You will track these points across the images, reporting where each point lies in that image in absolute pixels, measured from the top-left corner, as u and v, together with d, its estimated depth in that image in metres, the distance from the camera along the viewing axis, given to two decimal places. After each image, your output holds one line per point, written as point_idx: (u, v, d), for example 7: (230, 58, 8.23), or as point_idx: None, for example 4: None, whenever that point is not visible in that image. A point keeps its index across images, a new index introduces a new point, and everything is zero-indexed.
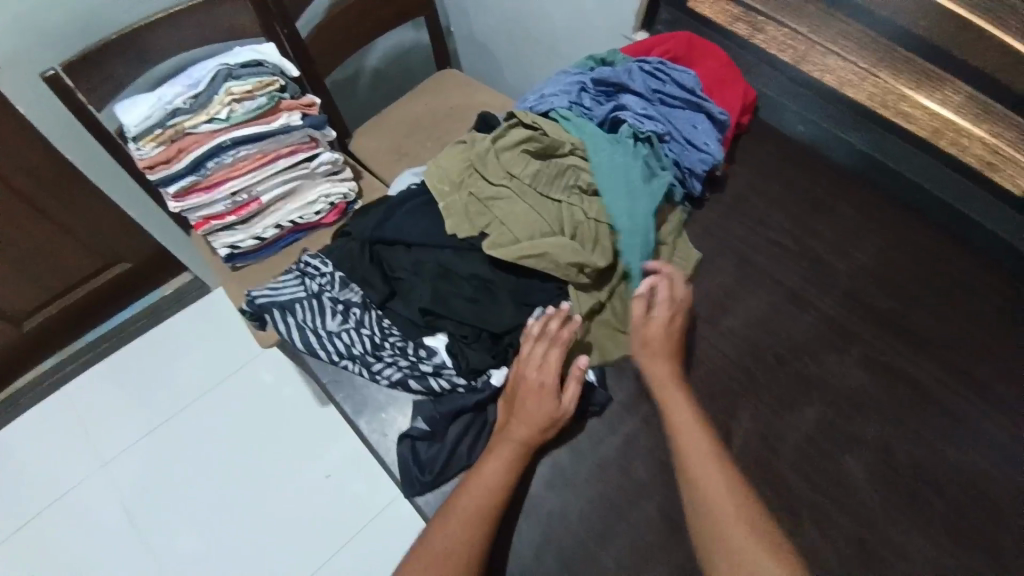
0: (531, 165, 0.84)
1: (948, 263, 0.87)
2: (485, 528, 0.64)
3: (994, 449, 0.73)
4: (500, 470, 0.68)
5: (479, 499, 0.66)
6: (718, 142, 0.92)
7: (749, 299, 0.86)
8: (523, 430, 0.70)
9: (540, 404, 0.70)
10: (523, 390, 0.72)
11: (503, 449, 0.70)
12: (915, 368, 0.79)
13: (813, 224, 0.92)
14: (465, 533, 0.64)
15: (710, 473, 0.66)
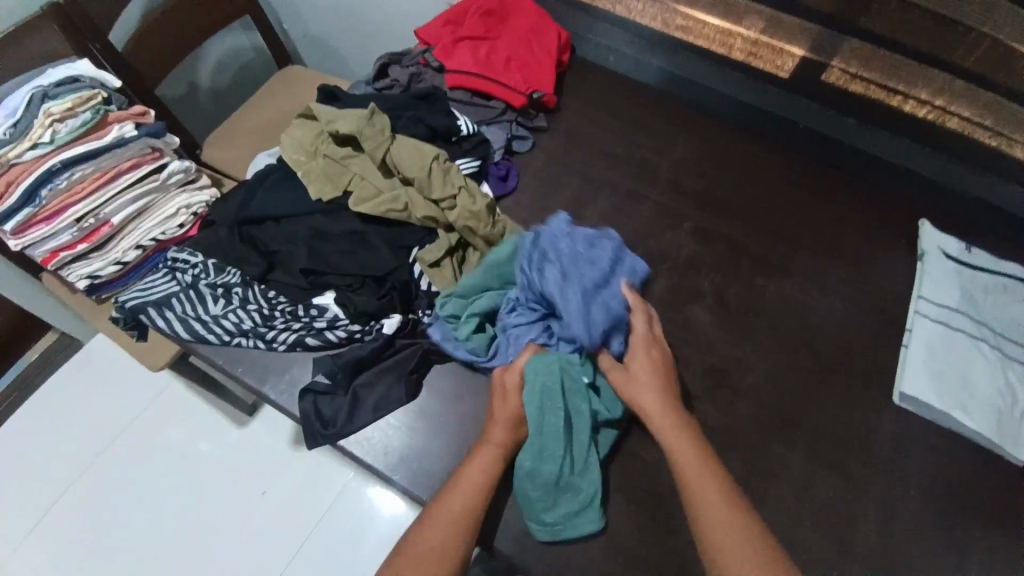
0: (382, 143, 0.87)
1: (742, 143, 1.06)
2: (466, 529, 0.62)
3: (796, 275, 0.92)
4: (483, 471, 0.66)
5: (464, 501, 0.64)
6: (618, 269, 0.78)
7: (596, 204, 0.99)
8: (501, 437, 0.68)
9: (517, 415, 0.69)
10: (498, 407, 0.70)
11: (486, 456, 0.67)
12: (732, 230, 0.96)
13: (635, 134, 1.07)
14: (444, 536, 0.61)
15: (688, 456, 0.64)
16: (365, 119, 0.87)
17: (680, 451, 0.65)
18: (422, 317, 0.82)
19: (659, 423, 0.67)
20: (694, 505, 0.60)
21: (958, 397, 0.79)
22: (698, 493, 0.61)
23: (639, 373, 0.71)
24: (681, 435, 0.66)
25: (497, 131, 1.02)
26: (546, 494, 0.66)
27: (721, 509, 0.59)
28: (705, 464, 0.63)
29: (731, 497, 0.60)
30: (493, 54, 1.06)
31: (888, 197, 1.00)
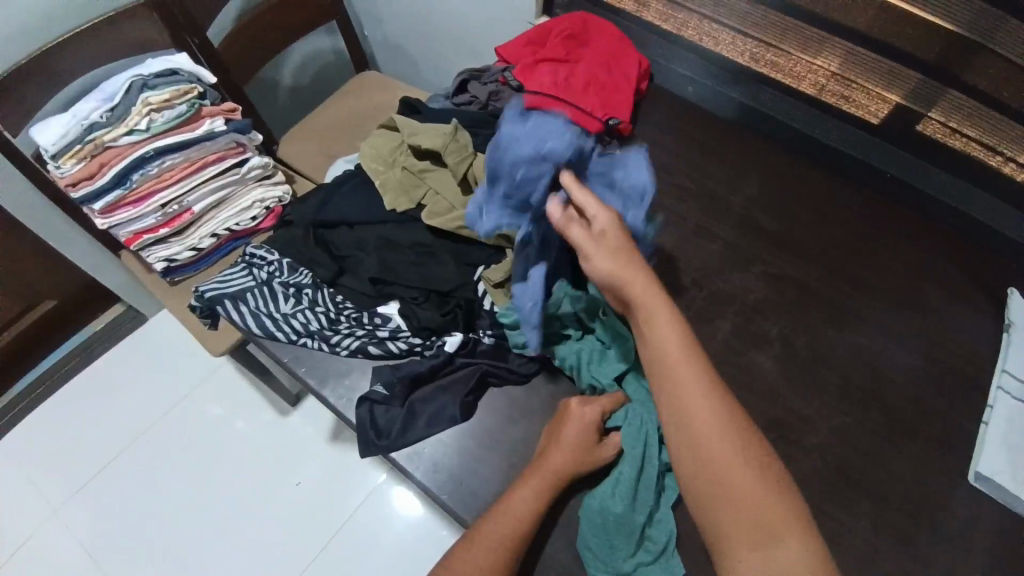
0: (464, 160, 0.86)
1: (821, 186, 1.02)
2: (506, 556, 0.61)
3: (872, 330, 0.86)
4: (529, 497, 0.65)
5: (507, 530, 0.63)
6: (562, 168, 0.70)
7: (663, 236, 0.96)
8: (560, 466, 0.66)
9: (582, 445, 0.67)
10: (569, 432, 0.68)
11: (538, 483, 0.66)
12: (805, 275, 0.92)
13: (709, 169, 1.04)
14: (485, 558, 0.61)
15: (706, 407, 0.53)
16: (451, 135, 0.87)
17: (658, 342, 0.57)
18: (481, 337, 0.81)
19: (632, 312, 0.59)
20: (675, 402, 0.54)
21: None
22: (677, 385, 0.54)
23: (611, 253, 0.62)
24: (653, 318, 0.58)
25: None
26: (628, 542, 0.65)
27: (700, 397, 0.53)
28: (684, 359, 0.55)
29: (716, 395, 0.54)
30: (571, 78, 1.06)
31: (978, 259, 0.93)
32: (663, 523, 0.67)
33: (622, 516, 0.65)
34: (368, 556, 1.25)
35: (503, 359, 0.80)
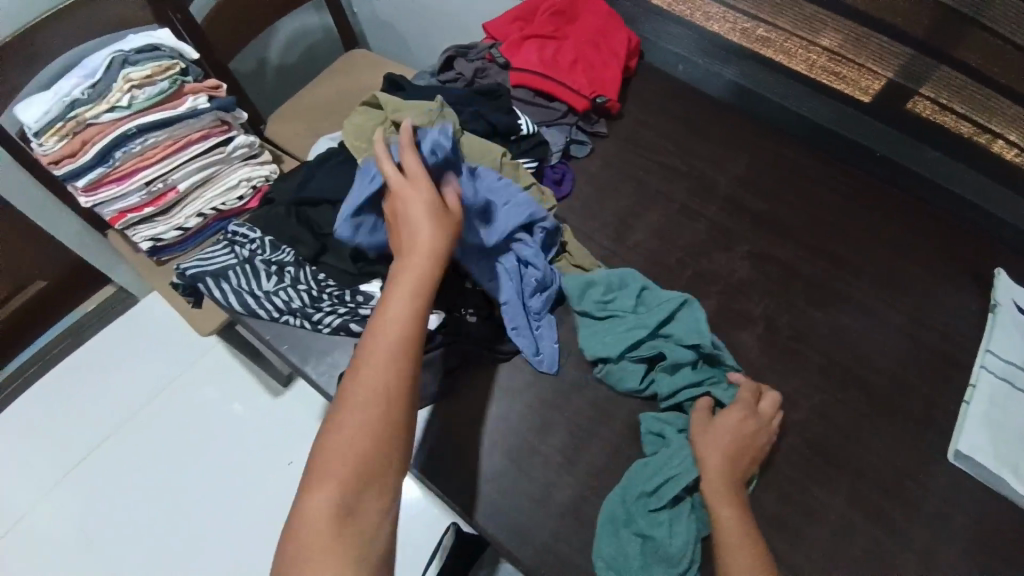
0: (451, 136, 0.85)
1: (808, 167, 1.01)
2: (400, 363, 0.55)
3: (855, 309, 0.87)
4: (404, 307, 0.58)
5: (388, 338, 0.56)
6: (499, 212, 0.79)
7: (649, 215, 0.95)
8: (427, 264, 0.61)
9: (443, 222, 0.64)
10: (420, 213, 0.64)
11: (411, 287, 0.59)
12: (791, 255, 0.91)
13: (696, 148, 1.03)
14: (378, 374, 0.54)
15: (732, 527, 0.63)
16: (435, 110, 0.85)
17: (723, 507, 0.64)
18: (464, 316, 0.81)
19: (712, 485, 0.66)
20: (724, 559, 0.61)
21: (1019, 454, 0.74)
22: (724, 540, 0.62)
23: (730, 438, 0.69)
24: (730, 491, 0.65)
25: (555, 134, 0.99)
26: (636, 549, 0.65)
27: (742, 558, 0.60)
28: (740, 519, 0.63)
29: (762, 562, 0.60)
30: (559, 56, 1.03)
31: (962, 239, 0.93)
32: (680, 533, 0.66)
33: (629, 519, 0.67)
34: None
35: (485, 336, 0.81)
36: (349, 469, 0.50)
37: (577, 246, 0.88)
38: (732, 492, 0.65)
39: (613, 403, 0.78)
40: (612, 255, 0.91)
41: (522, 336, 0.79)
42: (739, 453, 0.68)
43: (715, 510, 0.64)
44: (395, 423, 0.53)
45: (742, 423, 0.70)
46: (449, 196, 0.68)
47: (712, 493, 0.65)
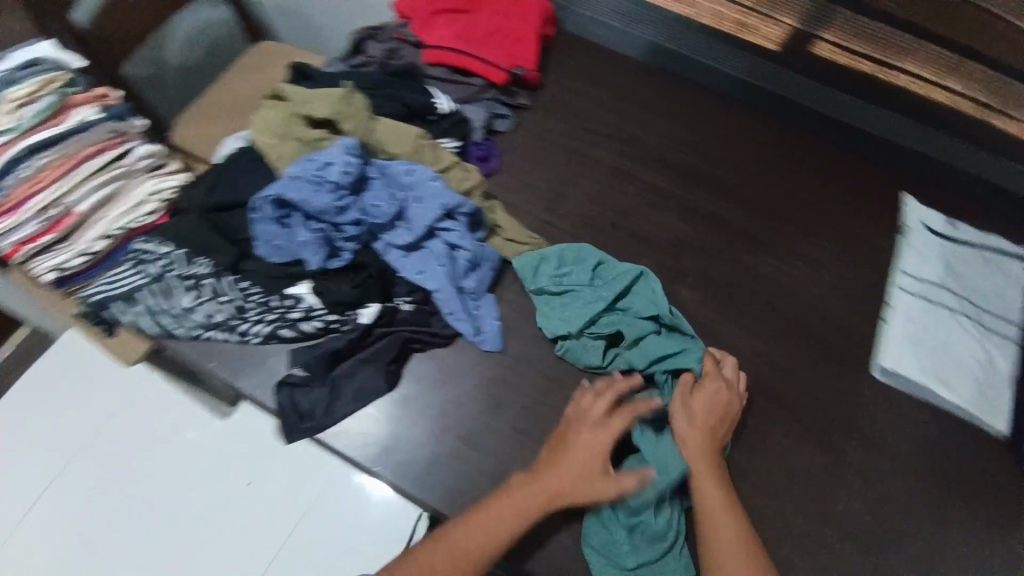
0: (364, 122, 0.81)
1: (729, 119, 1.02)
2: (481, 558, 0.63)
3: (784, 250, 0.89)
4: (512, 515, 0.64)
5: (483, 540, 0.63)
6: (409, 201, 0.78)
7: (580, 181, 0.94)
8: (556, 483, 0.66)
9: (586, 484, 0.66)
10: (568, 459, 0.68)
11: (522, 502, 0.65)
12: (720, 206, 0.93)
13: (621, 110, 1.01)
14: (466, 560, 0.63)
15: (719, 511, 0.65)
16: (345, 98, 0.81)
17: (706, 486, 0.67)
18: (400, 305, 0.78)
19: (695, 466, 0.68)
20: (710, 533, 0.64)
21: (940, 367, 0.78)
22: (712, 521, 0.65)
23: (706, 417, 0.71)
24: (712, 471, 0.68)
25: (476, 109, 0.94)
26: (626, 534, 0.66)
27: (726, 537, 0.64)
28: (723, 497, 0.66)
29: (746, 542, 0.64)
30: (472, 30, 0.99)
31: (881, 171, 0.96)
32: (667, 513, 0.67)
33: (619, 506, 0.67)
34: (331, 540, 1.25)
35: (426, 323, 0.78)
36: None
37: (508, 220, 0.85)
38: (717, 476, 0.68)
39: (562, 372, 0.78)
40: (547, 225, 0.90)
41: (462, 319, 0.77)
42: (714, 429, 0.71)
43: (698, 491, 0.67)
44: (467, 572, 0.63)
45: (712, 396, 0.72)
46: (599, 403, 0.71)
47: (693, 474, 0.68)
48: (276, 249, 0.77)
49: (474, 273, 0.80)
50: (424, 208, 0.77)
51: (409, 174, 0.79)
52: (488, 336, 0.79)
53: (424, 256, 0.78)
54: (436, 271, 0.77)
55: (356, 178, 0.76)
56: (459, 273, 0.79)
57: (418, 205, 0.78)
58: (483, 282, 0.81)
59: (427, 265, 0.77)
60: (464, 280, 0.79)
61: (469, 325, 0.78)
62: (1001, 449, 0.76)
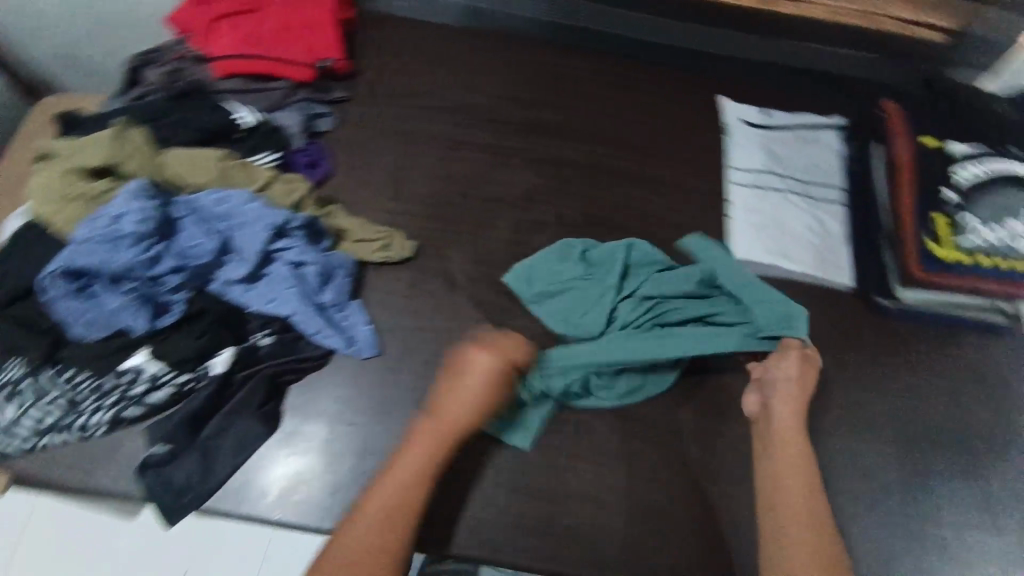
0: (151, 158, 0.73)
1: (558, 66, 0.98)
2: (400, 524, 0.59)
3: (630, 177, 0.92)
4: (419, 462, 0.62)
5: (394, 500, 0.60)
6: (234, 230, 0.71)
7: (420, 161, 0.89)
8: (462, 413, 0.64)
9: (485, 397, 0.64)
10: (462, 391, 0.64)
11: (430, 444, 0.63)
12: (563, 149, 0.93)
13: (444, 76, 0.95)
14: (382, 528, 0.58)
15: (799, 499, 0.63)
16: (116, 136, 0.72)
17: (788, 454, 0.67)
18: (258, 342, 0.71)
19: (779, 435, 0.69)
20: (778, 519, 0.62)
21: (783, 246, 0.86)
22: (781, 496, 0.64)
23: (793, 387, 0.72)
24: (794, 446, 0.68)
25: (289, 114, 0.85)
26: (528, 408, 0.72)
27: (799, 527, 0.61)
28: (799, 469, 0.66)
29: (820, 512, 0.63)
30: (260, 30, 0.87)
31: (700, 80, 0.99)
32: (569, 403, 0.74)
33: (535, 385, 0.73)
34: None
35: (292, 351, 0.72)
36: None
37: (353, 221, 0.79)
38: (807, 467, 0.66)
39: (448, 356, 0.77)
40: (396, 213, 0.85)
41: (331, 335, 0.73)
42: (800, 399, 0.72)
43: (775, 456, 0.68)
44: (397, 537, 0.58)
45: (801, 369, 0.73)
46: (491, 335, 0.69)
47: (770, 445, 0.69)
48: (90, 324, 0.67)
49: (331, 284, 0.75)
50: (251, 232, 0.70)
51: (219, 201, 0.71)
52: (365, 343, 0.75)
53: (268, 282, 0.72)
54: (286, 294, 0.71)
55: (160, 222, 0.68)
56: (314, 288, 0.73)
57: (244, 231, 0.71)
58: (344, 290, 0.75)
59: (275, 291, 0.71)
60: (323, 295, 0.74)
61: (342, 338, 0.74)
62: (851, 302, 0.84)
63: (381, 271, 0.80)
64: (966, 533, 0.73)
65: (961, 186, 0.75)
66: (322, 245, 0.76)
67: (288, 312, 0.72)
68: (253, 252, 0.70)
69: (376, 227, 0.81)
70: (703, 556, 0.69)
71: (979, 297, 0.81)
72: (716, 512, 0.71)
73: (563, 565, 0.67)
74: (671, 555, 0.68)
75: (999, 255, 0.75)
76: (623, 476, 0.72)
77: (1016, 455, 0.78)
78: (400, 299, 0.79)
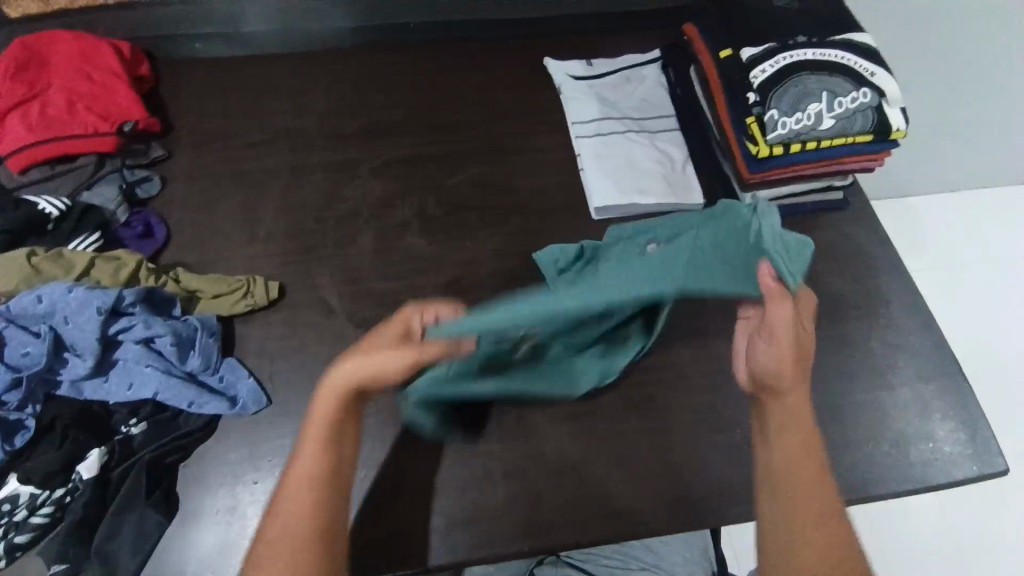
0: None
1: (379, 67, 0.97)
2: (302, 513, 0.58)
3: (479, 156, 0.92)
4: (315, 446, 0.60)
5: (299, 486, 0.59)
6: (63, 325, 0.67)
7: (262, 198, 0.86)
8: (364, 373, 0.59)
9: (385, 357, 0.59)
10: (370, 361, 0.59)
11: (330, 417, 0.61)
12: (406, 147, 0.91)
13: (266, 107, 0.92)
14: (289, 519, 0.57)
15: (806, 459, 0.62)
16: None
17: (799, 434, 0.64)
18: (130, 431, 0.67)
19: (788, 411, 0.65)
20: (779, 477, 0.62)
21: (635, 182, 0.88)
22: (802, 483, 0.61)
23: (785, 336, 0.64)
24: (806, 423, 0.65)
25: (104, 189, 0.81)
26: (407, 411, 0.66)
27: (806, 489, 0.61)
28: (808, 428, 0.64)
29: (828, 490, 0.62)
30: (48, 111, 0.82)
31: (523, 48, 1.01)
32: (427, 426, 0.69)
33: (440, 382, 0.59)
34: None
35: (172, 429, 0.69)
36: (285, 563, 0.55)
37: (201, 278, 0.76)
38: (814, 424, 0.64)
39: None
40: (251, 258, 0.82)
41: (207, 402, 0.69)
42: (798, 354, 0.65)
43: (790, 437, 0.64)
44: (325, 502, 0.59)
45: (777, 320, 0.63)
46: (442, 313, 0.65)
47: (769, 405, 0.66)
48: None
49: (194, 350, 0.71)
50: (83, 323, 0.66)
51: (37, 300, 0.66)
52: (249, 397, 0.71)
53: (122, 368, 0.68)
54: (144, 375, 0.68)
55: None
56: (174, 361, 0.69)
57: (74, 324, 0.66)
58: (209, 351, 0.71)
59: (131, 376, 0.68)
60: (187, 363, 0.70)
61: (221, 401, 0.70)
62: None
63: (248, 321, 0.77)
64: (856, 392, 0.80)
65: (756, 85, 0.78)
66: (172, 312, 0.72)
67: (152, 394, 0.68)
68: (89, 344, 0.66)
69: (227, 277, 0.77)
70: (633, 491, 0.71)
71: (815, 182, 0.87)
72: (635, 446, 0.74)
73: (504, 543, 0.68)
74: (603, 499, 0.70)
75: (813, 138, 0.77)
76: (541, 441, 0.73)
77: (881, 310, 0.86)
78: (275, 343, 0.76)
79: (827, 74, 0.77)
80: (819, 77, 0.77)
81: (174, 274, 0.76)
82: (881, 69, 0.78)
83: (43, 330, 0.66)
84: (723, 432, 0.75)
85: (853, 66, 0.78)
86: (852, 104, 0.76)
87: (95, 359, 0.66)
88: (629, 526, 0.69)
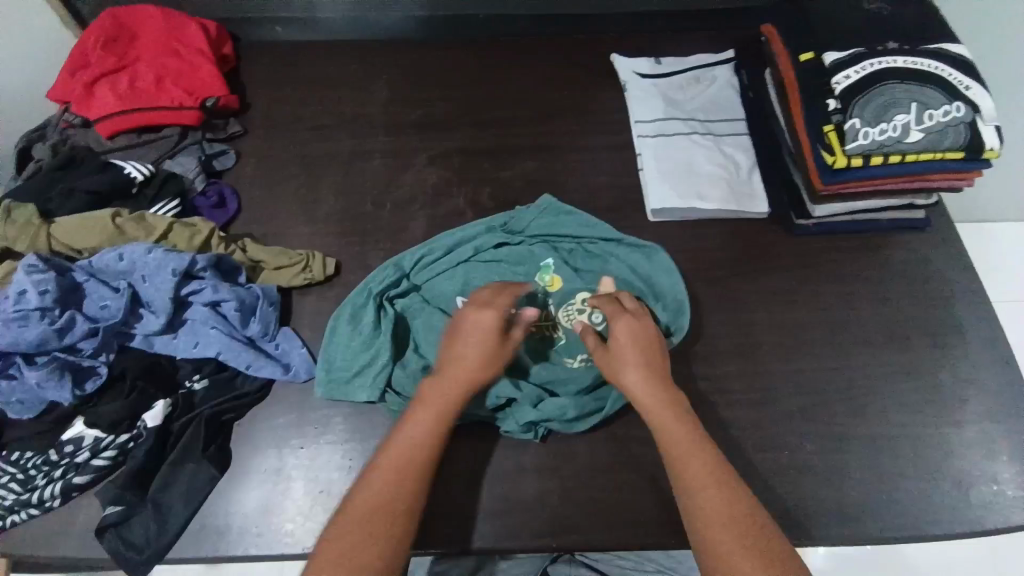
0: (45, 230, 0.74)
1: (444, 59, 0.99)
2: (409, 490, 0.59)
3: (536, 151, 0.92)
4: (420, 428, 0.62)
5: (399, 464, 0.59)
6: (142, 283, 0.71)
7: (325, 179, 0.89)
8: (462, 373, 0.64)
9: (489, 358, 0.65)
10: (454, 349, 0.66)
11: (432, 408, 0.63)
12: (465, 138, 0.92)
13: (335, 92, 0.96)
14: (389, 496, 0.58)
15: (704, 473, 0.58)
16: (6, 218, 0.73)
17: (676, 434, 0.61)
18: (193, 387, 0.72)
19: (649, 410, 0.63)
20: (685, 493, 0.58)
21: (695, 186, 0.86)
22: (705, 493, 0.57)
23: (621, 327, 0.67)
24: (677, 418, 0.62)
25: (184, 160, 0.87)
26: (362, 345, 0.73)
27: (714, 499, 0.57)
28: (694, 440, 0.61)
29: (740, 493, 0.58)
30: (137, 84, 0.88)
31: (587, 44, 1.00)
32: (394, 381, 0.72)
33: (387, 287, 0.77)
34: None
35: (229, 390, 0.72)
36: (373, 537, 0.56)
37: (264, 250, 0.79)
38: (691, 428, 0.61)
39: None
40: (310, 235, 0.85)
41: (265, 367, 0.73)
42: (649, 356, 0.65)
43: (662, 435, 0.61)
44: (414, 487, 0.59)
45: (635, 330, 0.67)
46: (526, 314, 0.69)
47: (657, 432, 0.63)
48: (19, 404, 0.68)
49: (255, 317, 0.74)
50: (159, 282, 0.71)
51: (118, 258, 0.71)
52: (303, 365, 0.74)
53: (191, 327, 0.73)
54: (210, 336, 0.72)
55: (62, 291, 0.69)
56: (237, 326, 0.73)
57: (150, 282, 0.71)
58: (269, 320, 0.75)
59: (199, 336, 0.72)
60: (248, 329, 0.74)
61: (277, 369, 0.73)
62: (766, 229, 0.86)
63: (304, 295, 0.81)
64: (916, 424, 0.75)
65: (837, 92, 0.74)
66: (238, 280, 0.76)
67: (216, 355, 0.72)
68: (163, 302, 0.70)
69: (289, 250, 0.80)
70: (667, 501, 0.70)
71: (891, 199, 0.82)
72: None
73: (532, 536, 0.68)
74: (635, 506, 0.69)
75: (895, 152, 0.72)
76: (576, 441, 0.72)
77: (952, 340, 0.80)
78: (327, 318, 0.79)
79: (917, 84, 0.73)
80: (908, 87, 0.72)
81: (241, 243, 0.80)
82: (978, 83, 0.73)
83: (122, 285, 0.71)
84: (765, 451, 0.73)
85: (946, 77, 0.73)
86: (943, 119, 0.71)
87: (167, 317, 0.70)
88: (660, 535, 0.68)
